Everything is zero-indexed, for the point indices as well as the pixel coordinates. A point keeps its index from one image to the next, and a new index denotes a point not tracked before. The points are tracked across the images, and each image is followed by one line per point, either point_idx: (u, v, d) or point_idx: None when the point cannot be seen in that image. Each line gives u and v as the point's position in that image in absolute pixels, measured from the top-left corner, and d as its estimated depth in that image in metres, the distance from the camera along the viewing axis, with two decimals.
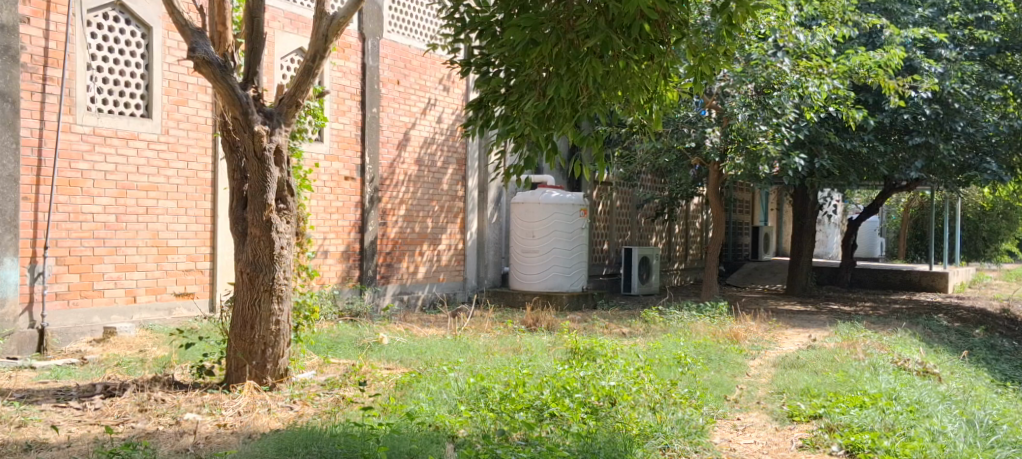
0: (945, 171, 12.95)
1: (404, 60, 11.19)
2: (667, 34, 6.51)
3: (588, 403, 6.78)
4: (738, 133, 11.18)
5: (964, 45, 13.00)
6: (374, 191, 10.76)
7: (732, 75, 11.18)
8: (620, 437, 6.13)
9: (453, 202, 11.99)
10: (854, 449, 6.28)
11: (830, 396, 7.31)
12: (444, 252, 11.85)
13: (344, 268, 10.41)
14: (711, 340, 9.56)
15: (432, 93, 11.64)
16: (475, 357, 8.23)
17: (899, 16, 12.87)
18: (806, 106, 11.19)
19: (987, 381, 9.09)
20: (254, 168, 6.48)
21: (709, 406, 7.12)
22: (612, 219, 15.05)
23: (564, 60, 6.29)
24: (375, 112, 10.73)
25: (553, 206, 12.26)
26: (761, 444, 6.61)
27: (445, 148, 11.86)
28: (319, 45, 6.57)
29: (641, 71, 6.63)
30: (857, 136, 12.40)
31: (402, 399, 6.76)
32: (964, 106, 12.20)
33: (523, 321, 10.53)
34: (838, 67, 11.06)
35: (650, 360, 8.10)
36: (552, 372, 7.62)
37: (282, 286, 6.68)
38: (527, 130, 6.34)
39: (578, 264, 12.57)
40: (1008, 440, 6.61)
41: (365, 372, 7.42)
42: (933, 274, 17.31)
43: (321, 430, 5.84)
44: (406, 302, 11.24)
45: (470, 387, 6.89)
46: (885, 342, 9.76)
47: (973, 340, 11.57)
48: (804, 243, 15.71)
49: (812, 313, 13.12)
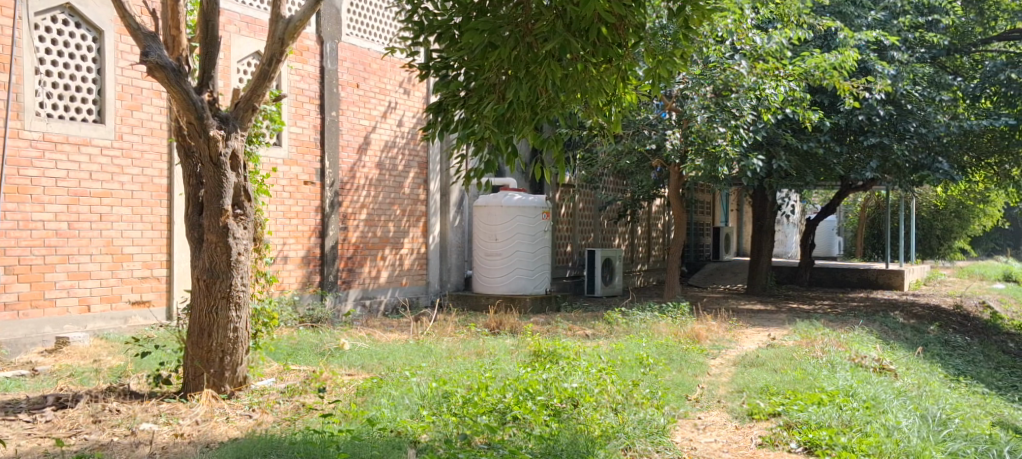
0: (899, 171, 12.96)
1: (364, 63, 11.14)
2: (625, 37, 6.55)
3: (550, 405, 6.80)
4: (697, 135, 11.20)
5: (915, 47, 13.26)
6: (335, 195, 10.69)
7: (690, 78, 11.29)
8: (583, 439, 6.15)
9: (415, 206, 11.93)
10: (812, 446, 6.37)
11: (789, 394, 7.40)
12: (406, 256, 11.79)
13: (304, 273, 10.34)
14: (672, 341, 9.62)
15: (392, 96, 11.57)
16: (439, 361, 8.21)
17: (853, 19, 12.98)
18: (763, 108, 11.34)
19: (941, 376, 9.25)
20: (210, 173, 6.41)
21: (670, 406, 7.19)
22: (575, 222, 15.10)
23: (523, 63, 6.28)
24: (334, 116, 10.67)
25: (515, 209, 12.25)
26: (721, 442, 6.67)
27: (407, 152, 11.80)
28: (275, 49, 6.51)
29: (599, 74, 6.70)
30: (814, 137, 12.50)
31: (363, 405, 6.72)
32: (916, 107, 12.52)
33: (487, 324, 10.51)
34: (793, 69, 11.24)
35: (613, 361, 8.13)
36: (514, 375, 7.62)
37: (240, 293, 6.61)
38: (487, 133, 6.39)
39: (542, 267, 12.58)
40: (959, 434, 6.77)
41: (326, 378, 7.35)
42: (889, 272, 17.56)
43: (281, 438, 5.80)
44: (368, 308, 11.17)
45: (432, 392, 6.86)
46: (842, 340, 9.89)
47: (927, 336, 11.77)
48: (764, 243, 15.90)
49: (771, 312, 13.26)
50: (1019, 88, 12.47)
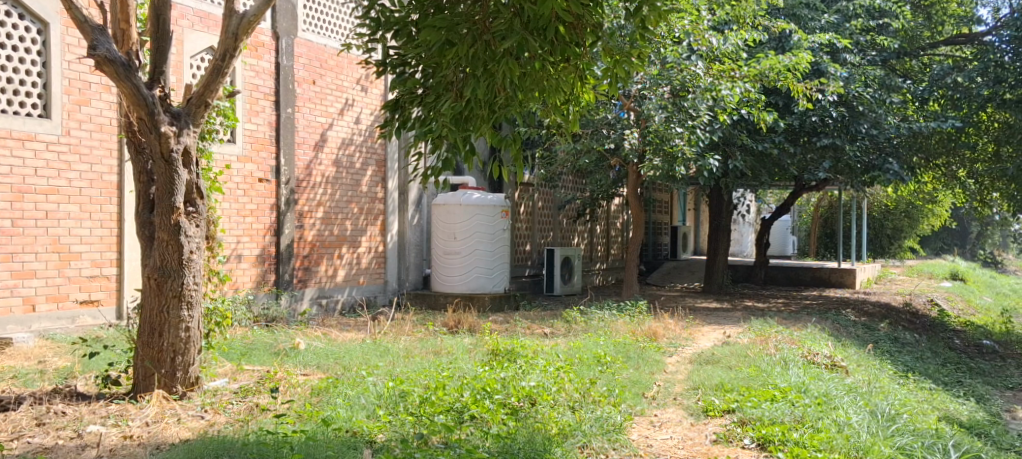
0: (851, 171, 13.12)
1: (320, 60, 11.03)
2: (582, 36, 6.55)
3: (508, 404, 6.79)
4: (655, 135, 11.30)
5: (867, 50, 13.46)
6: (290, 193, 10.57)
7: (647, 77, 11.35)
8: (540, 437, 6.15)
9: (373, 204, 11.83)
10: (765, 442, 6.44)
11: (743, 390, 7.47)
12: (363, 255, 11.69)
13: (258, 272, 10.21)
14: (630, 339, 9.67)
15: (349, 93, 11.47)
16: (395, 360, 8.15)
17: (807, 22, 13.17)
18: (719, 108, 11.44)
19: (891, 373, 9.41)
20: (161, 170, 6.30)
21: (627, 404, 7.23)
22: (534, 221, 15.10)
23: (481, 61, 6.25)
24: (290, 113, 10.56)
25: (474, 207, 12.21)
26: (676, 439, 6.71)
27: (364, 149, 11.71)
28: (228, 44, 6.41)
29: (557, 73, 6.69)
30: (768, 137, 12.65)
31: (319, 405, 6.66)
32: (868, 109, 12.68)
33: (445, 323, 10.45)
34: (749, 71, 11.32)
35: (571, 360, 8.14)
36: (472, 374, 7.60)
37: (191, 292, 6.50)
38: (445, 131, 6.35)
39: (500, 265, 12.57)
40: (907, 428, 6.90)
41: (281, 378, 7.25)
42: (841, 271, 17.80)
43: (233, 439, 5.73)
44: (324, 307, 11.06)
45: (388, 392, 6.81)
46: (795, 337, 10.01)
47: (878, 333, 11.96)
48: (720, 242, 16.03)
49: (727, 310, 13.39)
50: (965, 91, 12.67)
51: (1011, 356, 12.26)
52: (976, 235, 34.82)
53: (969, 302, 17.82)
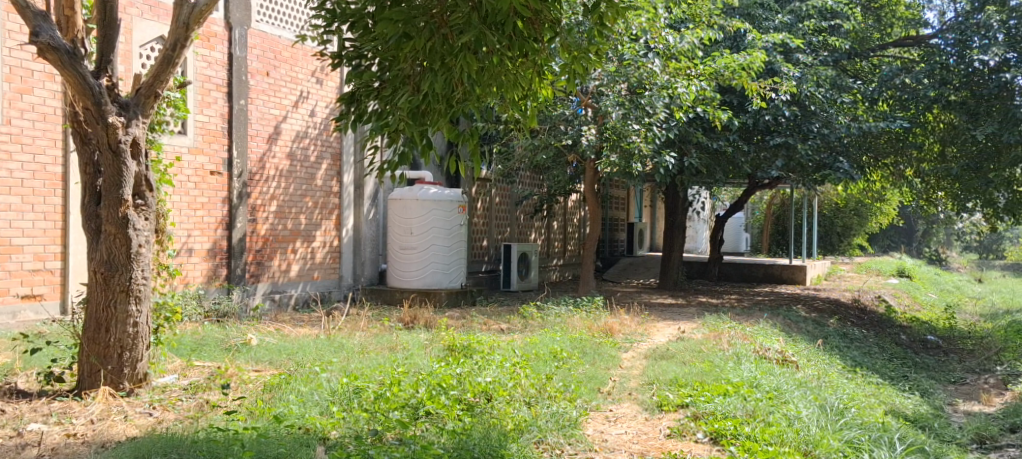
0: (803, 169, 13.17)
1: (274, 51, 10.87)
2: (541, 32, 6.54)
3: (463, 400, 6.75)
4: (613, 131, 11.34)
5: (819, 50, 13.61)
6: (243, 186, 10.41)
7: (605, 74, 11.37)
8: (495, 433, 6.13)
9: (328, 198, 11.70)
10: (718, 436, 6.48)
11: (696, 385, 7.52)
12: (318, 250, 11.55)
13: (209, 267, 10.05)
14: (586, 334, 9.68)
15: (304, 86, 11.32)
16: (349, 356, 8.06)
17: (761, 21, 13.35)
18: (675, 106, 11.49)
19: (839, 367, 9.55)
20: (108, 161, 6.15)
21: (582, 399, 7.23)
22: (491, 216, 15.06)
23: (438, 55, 6.19)
24: (243, 105, 10.40)
25: (431, 202, 12.12)
26: (631, 434, 6.72)
27: (319, 143, 11.56)
28: (179, 34, 6.27)
29: (515, 68, 6.66)
30: (723, 136, 12.82)
31: (271, 402, 6.56)
32: (819, 109, 12.94)
33: (400, 319, 10.37)
34: (704, 69, 11.47)
35: (527, 355, 8.11)
36: (427, 370, 7.54)
37: (140, 286, 6.37)
38: (402, 125, 6.29)
39: (457, 261, 12.50)
40: (855, 422, 7.01)
41: (232, 374, 7.12)
42: (793, 268, 17.99)
43: (182, 436, 5.62)
44: (277, 302, 10.90)
45: (342, 388, 6.73)
46: (748, 333, 10.11)
47: (828, 329, 12.13)
48: (675, 238, 16.12)
49: (681, 306, 13.49)
50: (913, 92, 12.83)
51: (955, 351, 12.52)
52: (921, 233, 35.60)
53: (914, 298, 18.17)
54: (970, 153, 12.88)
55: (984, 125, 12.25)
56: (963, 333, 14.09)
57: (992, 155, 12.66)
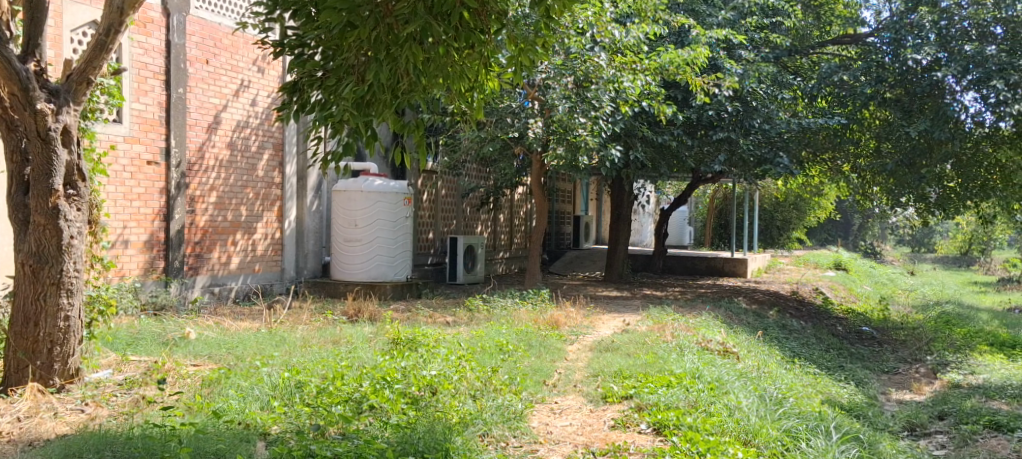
0: (745, 165, 13.45)
1: (214, 38, 10.64)
2: (488, 23, 6.49)
3: (407, 394, 6.68)
4: (559, 125, 11.30)
5: (760, 47, 13.86)
6: (181, 176, 10.18)
7: (552, 67, 11.35)
8: (440, 426, 6.08)
9: (269, 189, 11.47)
10: (660, 427, 6.51)
11: (641, 376, 7.56)
12: (259, 242, 11.33)
13: (146, 259, 9.81)
14: (532, 327, 9.68)
15: (244, 74, 11.08)
16: (291, 350, 7.94)
17: (705, 17, 13.29)
18: (621, 100, 11.55)
19: (779, 358, 9.70)
20: (37, 149, 5.95)
21: (528, 392, 7.23)
22: (437, 208, 14.97)
23: (384, 45, 6.14)
24: (181, 93, 10.16)
25: (376, 194, 11.98)
26: (576, 425, 6.72)
27: (260, 132, 11.32)
28: (112, 18, 6.07)
29: (461, 59, 6.60)
30: (668, 130, 12.85)
31: (210, 397, 6.42)
32: (760, 104, 13.09)
33: (344, 312, 10.23)
34: (650, 63, 11.44)
35: (473, 348, 8.07)
36: (371, 363, 7.45)
37: (72, 279, 6.19)
38: (346, 116, 6.12)
39: (402, 254, 12.39)
40: (793, 411, 7.12)
41: (169, 369, 6.94)
42: (734, 260, 18.23)
43: (116, 433, 5.47)
44: (217, 295, 10.69)
45: (284, 382, 6.62)
46: (691, 324, 10.20)
47: (767, 320, 12.31)
48: (621, 231, 16.20)
49: (626, 299, 13.59)
50: (851, 89, 13.08)
51: (888, 342, 12.80)
52: (857, 226, 36.45)
53: (851, 291, 18.55)
54: (903, 148, 12.97)
55: (916, 123, 12.51)
56: (896, 324, 14.42)
57: (923, 152, 12.84)
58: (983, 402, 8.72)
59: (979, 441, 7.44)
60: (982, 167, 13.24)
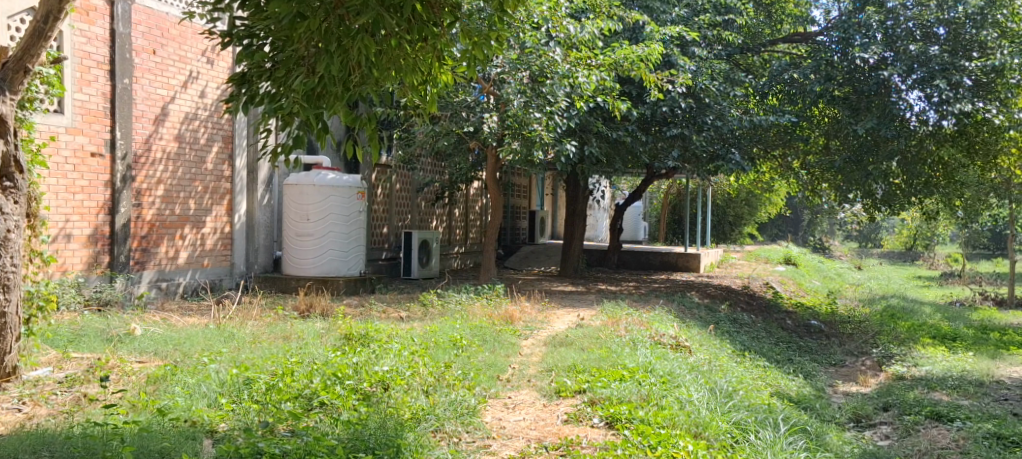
0: (697, 160, 13.46)
1: (161, 29, 10.42)
2: (441, 16, 6.44)
3: (359, 390, 6.61)
4: (514, 119, 11.27)
5: (714, 44, 13.84)
6: (127, 169, 9.97)
7: (507, 62, 11.38)
8: (392, 422, 6.02)
9: (219, 183, 11.27)
10: (613, 421, 6.53)
11: (594, 371, 7.56)
12: (208, 236, 11.12)
13: (90, 254, 9.60)
14: (486, 322, 9.64)
15: (193, 65, 10.86)
16: (240, 346, 7.82)
17: (659, 14, 13.20)
18: (576, 95, 11.50)
19: (729, 352, 9.79)
20: None
21: (481, 387, 7.17)
22: (392, 203, 14.85)
23: (335, 36, 5.98)
24: (126, 83, 9.95)
25: (329, 188, 11.84)
26: (529, 420, 6.70)
27: (210, 125, 11.12)
28: (51, 5, 5.88)
29: (413, 52, 6.52)
30: (622, 126, 12.89)
31: (155, 395, 6.29)
32: (713, 101, 13.12)
33: (296, 307, 10.08)
34: (604, 59, 11.47)
35: (426, 343, 8.02)
36: (322, 359, 7.34)
37: (9, 275, 6.06)
38: (296, 108, 6.08)
39: (356, 248, 12.27)
40: (743, 404, 7.18)
41: (113, 366, 6.78)
42: (687, 255, 18.39)
43: (55, 432, 5.35)
44: (164, 291, 10.48)
45: (232, 379, 6.50)
46: (644, 319, 10.25)
47: (719, 314, 12.43)
48: (576, 227, 16.23)
49: (581, 293, 13.62)
50: (800, 87, 13.28)
51: (836, 335, 13.00)
52: (807, 222, 37.04)
53: (800, 285, 18.82)
54: (851, 146, 13.35)
55: (864, 120, 12.68)
56: (843, 318, 14.66)
57: (871, 149, 13.06)
58: (925, 393, 8.89)
59: (921, 431, 7.57)
60: (925, 164, 13.41)
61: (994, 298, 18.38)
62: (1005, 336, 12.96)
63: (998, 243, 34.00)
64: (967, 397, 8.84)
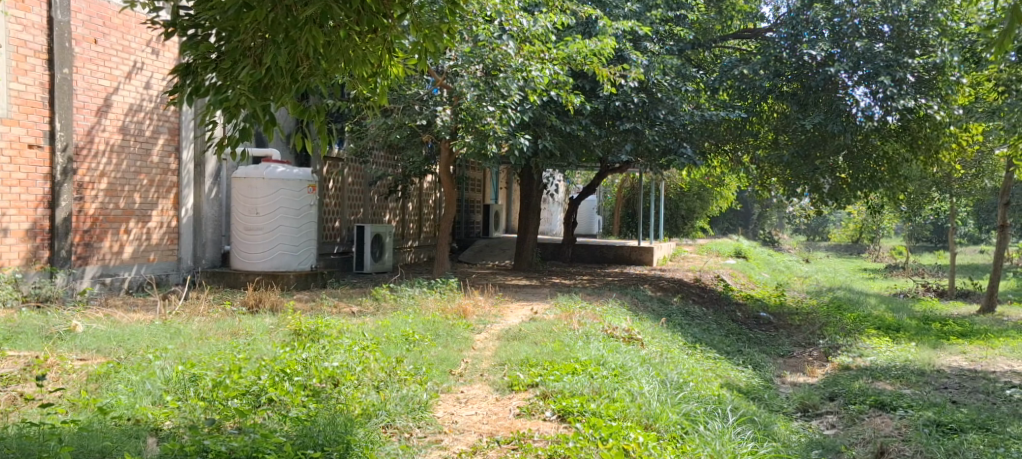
0: (650, 155, 13.58)
1: (103, 17, 10.19)
2: (392, 8, 6.33)
3: (308, 386, 6.52)
4: (467, 113, 11.21)
5: (666, 39, 14.01)
6: (68, 161, 9.76)
7: (459, 55, 11.24)
8: (342, 418, 5.95)
9: (165, 176, 11.02)
10: (565, 414, 6.52)
11: (547, 364, 7.55)
12: (154, 230, 10.89)
13: (28, 248, 9.40)
14: (439, 316, 9.58)
15: (137, 55, 10.63)
16: (187, 343, 7.66)
17: (611, 9, 13.25)
18: (529, 89, 11.41)
19: (681, 344, 9.87)
20: None
21: (433, 381, 7.14)
22: (344, 196, 14.70)
23: (282, 27, 5.89)
24: (66, 73, 9.73)
25: (278, 181, 11.67)
26: (481, 414, 6.67)
27: (156, 116, 10.87)
28: None
29: (363, 43, 6.41)
30: (576, 120, 12.89)
31: (96, 393, 6.16)
32: (665, 96, 13.19)
33: (245, 302, 9.92)
34: (558, 53, 11.47)
35: (378, 338, 7.94)
36: (271, 355, 7.22)
37: None
38: (242, 100, 5.92)
39: (306, 243, 12.11)
40: (693, 395, 7.24)
41: (52, 364, 6.59)
42: (641, 249, 18.50)
43: None
44: (108, 286, 10.25)
45: (177, 376, 6.36)
46: (597, 312, 10.27)
47: (671, 307, 12.52)
48: (530, 220, 16.22)
49: (535, 287, 13.63)
50: (750, 83, 13.13)
51: (784, 327, 13.19)
52: (757, 216, 37.56)
53: (750, 278, 19.05)
54: (798, 140, 13.51)
55: (811, 116, 12.87)
56: (791, 310, 14.89)
57: (818, 144, 13.37)
58: (870, 383, 9.06)
59: (865, 420, 7.69)
60: (871, 158, 13.75)
61: (935, 289, 18.80)
62: (946, 326, 13.27)
63: (941, 235, 34.83)
64: (909, 386, 9.01)
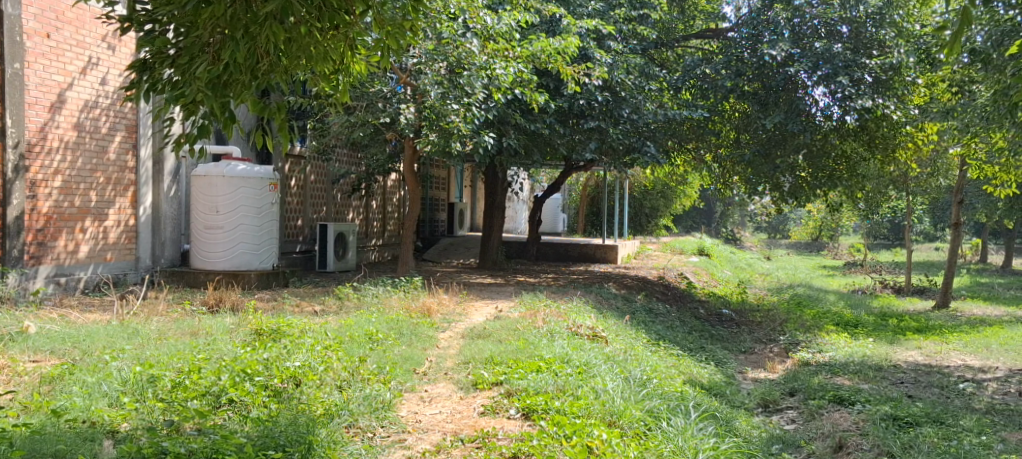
0: (614, 153, 13.64)
1: (56, 11, 9.98)
2: (354, 5, 6.20)
3: (270, 386, 6.43)
4: (431, 111, 11.15)
5: (629, 39, 14.00)
6: (19, 159, 9.57)
7: (423, 52, 11.25)
8: (304, 418, 5.87)
9: (122, 174, 10.85)
10: (529, 412, 6.52)
11: (511, 362, 7.53)
12: (111, 229, 10.71)
13: None
14: (403, 315, 9.52)
15: (92, 51, 10.43)
16: (145, 343, 7.53)
17: (575, 7, 13.27)
18: (493, 88, 11.37)
19: (644, 341, 9.90)
20: None
21: (397, 380, 7.10)
22: (306, 194, 14.56)
23: (241, 23, 5.78)
24: (17, 68, 9.54)
25: (239, 179, 11.53)
26: (445, 413, 6.63)
27: (112, 113, 10.69)
28: None
29: (325, 40, 6.26)
30: (540, 118, 12.86)
31: (50, 395, 6.04)
32: (628, 95, 13.22)
33: (204, 301, 9.78)
34: (522, 52, 11.42)
35: (341, 338, 7.87)
36: (232, 355, 7.12)
37: None
38: (200, 96, 5.80)
39: (268, 241, 11.97)
40: (656, 392, 7.26)
41: (3, 366, 6.45)
42: (605, 247, 18.54)
43: None
44: (63, 286, 10.05)
45: (134, 377, 6.25)
46: (561, 310, 10.27)
47: (635, 305, 12.56)
48: (494, 218, 16.17)
49: (499, 285, 13.61)
50: (712, 82, 13.35)
51: (746, 323, 13.30)
52: (720, 214, 37.90)
53: (713, 275, 19.20)
54: (760, 140, 13.63)
55: (772, 114, 12.98)
56: (753, 306, 15.03)
57: (779, 143, 13.50)
58: (829, 378, 9.15)
59: (824, 415, 7.75)
60: (830, 157, 13.90)
61: (893, 286, 19.08)
62: (903, 322, 13.48)
63: (898, 233, 35.33)
64: (867, 381, 9.11)
